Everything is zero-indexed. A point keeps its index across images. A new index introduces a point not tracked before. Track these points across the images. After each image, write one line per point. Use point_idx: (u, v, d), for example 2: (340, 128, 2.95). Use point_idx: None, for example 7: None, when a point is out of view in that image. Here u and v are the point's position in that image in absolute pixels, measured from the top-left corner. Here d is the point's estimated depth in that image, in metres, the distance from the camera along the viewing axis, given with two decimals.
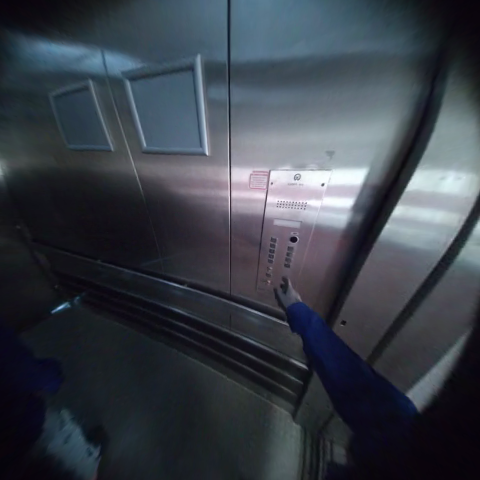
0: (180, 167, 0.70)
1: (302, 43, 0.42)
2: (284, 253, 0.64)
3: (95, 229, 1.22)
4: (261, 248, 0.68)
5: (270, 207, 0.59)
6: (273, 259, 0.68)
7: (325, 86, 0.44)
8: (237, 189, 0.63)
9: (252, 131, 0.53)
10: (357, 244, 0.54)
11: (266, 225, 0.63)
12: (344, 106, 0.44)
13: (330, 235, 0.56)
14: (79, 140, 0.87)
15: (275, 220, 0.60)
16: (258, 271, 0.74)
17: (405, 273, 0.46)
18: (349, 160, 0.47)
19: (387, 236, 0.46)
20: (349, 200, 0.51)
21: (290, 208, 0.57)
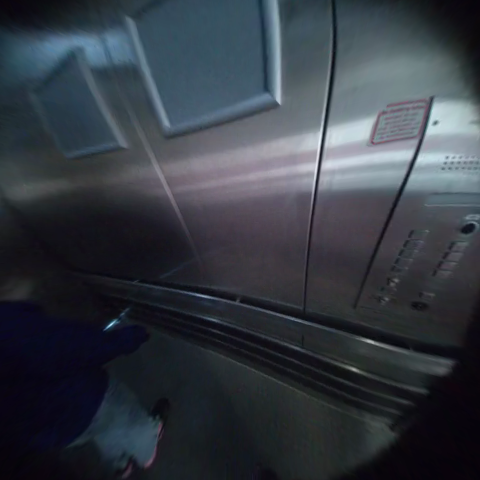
0: (232, 148, 0.45)
1: None
2: (436, 251, 0.38)
3: (120, 248, 1.04)
4: (381, 244, 0.43)
5: (422, 173, 0.34)
6: (405, 264, 0.43)
7: None
8: (345, 155, 0.37)
9: (396, 62, 0.27)
10: None
11: (405, 208, 0.37)
12: None
13: None
14: (76, 139, 0.64)
15: (428, 196, 0.34)
16: (369, 279, 0.49)
17: None
18: None
19: None
20: None
21: (476, 166, 0.30)
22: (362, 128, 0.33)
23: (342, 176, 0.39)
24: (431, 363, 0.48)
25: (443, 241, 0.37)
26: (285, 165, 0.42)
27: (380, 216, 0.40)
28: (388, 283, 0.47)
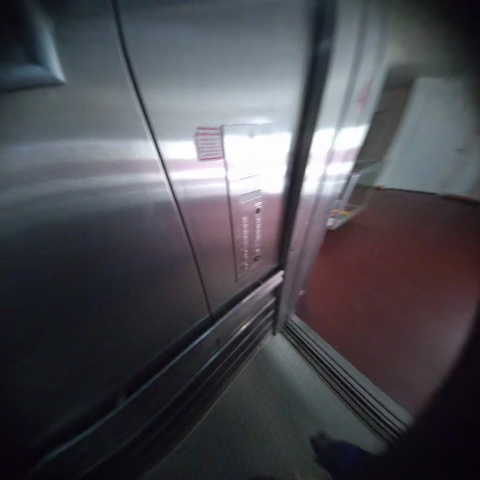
0: (35, 134, 0.26)
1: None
2: (252, 225, 0.76)
3: None
4: (234, 230, 0.68)
5: (236, 188, 0.62)
6: (246, 239, 0.77)
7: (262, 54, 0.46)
8: (189, 164, 0.46)
9: (185, 83, 0.38)
10: (290, 200, 0.90)
11: (230, 202, 0.62)
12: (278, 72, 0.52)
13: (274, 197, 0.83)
14: None
15: (241, 199, 0.65)
16: (236, 255, 0.76)
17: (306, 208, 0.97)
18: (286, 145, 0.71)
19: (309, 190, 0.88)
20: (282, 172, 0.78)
21: (251, 179, 0.65)
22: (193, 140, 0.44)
23: (191, 186, 0.49)
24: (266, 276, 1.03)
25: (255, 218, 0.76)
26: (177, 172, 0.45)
27: (222, 213, 0.62)
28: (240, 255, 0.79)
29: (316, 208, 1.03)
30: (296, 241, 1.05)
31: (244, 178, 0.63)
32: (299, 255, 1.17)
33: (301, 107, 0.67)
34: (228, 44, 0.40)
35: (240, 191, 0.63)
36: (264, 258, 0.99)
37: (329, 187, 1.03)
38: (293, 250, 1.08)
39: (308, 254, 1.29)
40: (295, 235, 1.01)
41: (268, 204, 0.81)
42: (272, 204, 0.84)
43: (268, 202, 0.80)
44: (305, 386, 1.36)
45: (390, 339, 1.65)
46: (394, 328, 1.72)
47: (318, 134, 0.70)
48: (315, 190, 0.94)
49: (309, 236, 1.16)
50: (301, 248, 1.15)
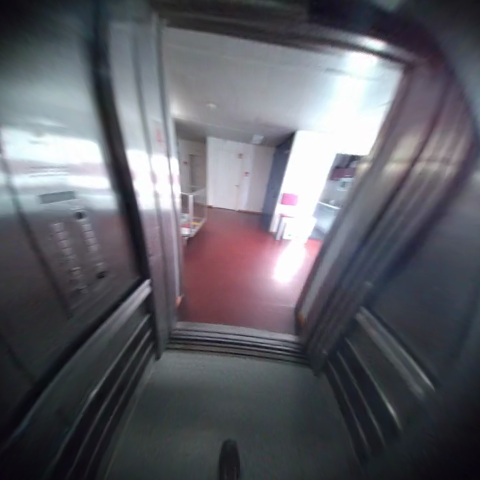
0: None
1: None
2: (83, 240, 0.67)
3: None
4: (54, 247, 0.56)
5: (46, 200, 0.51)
6: (77, 256, 0.64)
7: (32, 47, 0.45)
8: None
9: None
10: (128, 217, 0.93)
11: (41, 217, 0.50)
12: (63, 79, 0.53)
13: (107, 215, 0.79)
14: None
15: (54, 213, 0.54)
16: (65, 278, 0.60)
17: (153, 223, 1.08)
18: (99, 160, 0.72)
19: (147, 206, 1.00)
20: (108, 190, 0.78)
21: (65, 190, 0.58)
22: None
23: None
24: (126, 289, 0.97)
25: (85, 235, 0.67)
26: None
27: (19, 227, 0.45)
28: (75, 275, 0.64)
29: (161, 221, 1.18)
30: (153, 246, 1.10)
31: (47, 183, 0.52)
32: (160, 262, 1.24)
33: (103, 121, 0.73)
34: None
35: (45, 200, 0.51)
36: (116, 276, 0.88)
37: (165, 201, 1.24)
38: (153, 257, 1.12)
39: (170, 260, 1.42)
40: (148, 241, 1.06)
41: (99, 217, 0.75)
42: (107, 216, 0.80)
43: (99, 214, 0.75)
44: (210, 374, 1.43)
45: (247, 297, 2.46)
46: (247, 290, 2.60)
47: (130, 153, 0.84)
48: (153, 205, 1.08)
49: (165, 243, 1.28)
50: (162, 255, 1.24)
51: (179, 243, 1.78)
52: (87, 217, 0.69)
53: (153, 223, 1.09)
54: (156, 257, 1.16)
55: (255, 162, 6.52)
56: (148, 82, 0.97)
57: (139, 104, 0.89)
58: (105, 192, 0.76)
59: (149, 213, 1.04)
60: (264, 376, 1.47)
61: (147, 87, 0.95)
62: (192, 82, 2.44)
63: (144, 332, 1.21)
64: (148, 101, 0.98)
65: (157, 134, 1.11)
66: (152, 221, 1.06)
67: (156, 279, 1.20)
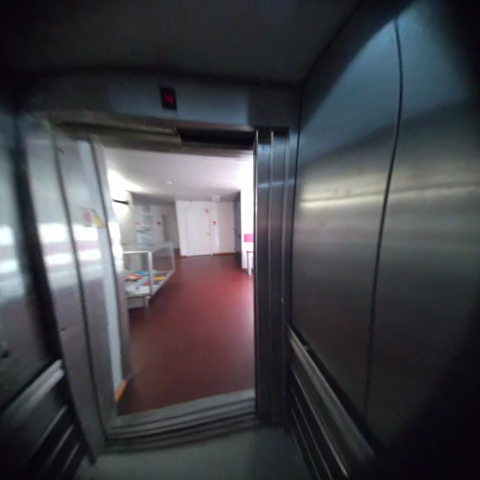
0: None
1: None
2: None
3: None
4: None
5: None
6: None
7: None
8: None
9: None
10: (40, 294, 0.94)
11: None
12: None
13: (10, 301, 0.81)
14: None
15: None
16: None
17: (70, 295, 1.07)
18: (6, 252, 0.80)
19: (62, 281, 1.02)
20: (15, 277, 0.83)
21: None
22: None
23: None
24: (30, 374, 0.86)
25: None
26: None
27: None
28: None
29: (85, 291, 1.18)
30: (69, 319, 1.05)
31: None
32: (82, 337, 1.14)
33: (19, 211, 0.86)
34: None
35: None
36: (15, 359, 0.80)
37: (94, 269, 1.28)
38: (69, 329, 1.04)
39: (99, 330, 1.30)
40: (63, 314, 1.02)
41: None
42: (7, 299, 0.80)
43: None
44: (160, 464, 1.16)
45: (207, 349, 2.24)
46: (209, 341, 2.39)
47: (45, 228, 0.94)
48: (73, 279, 1.10)
49: (91, 312, 1.23)
50: (84, 324, 1.16)
51: (122, 312, 1.69)
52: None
53: (71, 297, 1.08)
54: (74, 328, 1.08)
55: (221, 215, 7.24)
56: (76, 170, 1.18)
57: (57, 186, 1.04)
58: (11, 276, 0.81)
59: (65, 288, 1.04)
60: (229, 449, 1.22)
61: (72, 175, 1.14)
62: (146, 168, 3.01)
63: (60, 432, 0.97)
64: (73, 183, 1.15)
65: (85, 215, 1.24)
66: (68, 295, 1.06)
67: (74, 355, 1.07)
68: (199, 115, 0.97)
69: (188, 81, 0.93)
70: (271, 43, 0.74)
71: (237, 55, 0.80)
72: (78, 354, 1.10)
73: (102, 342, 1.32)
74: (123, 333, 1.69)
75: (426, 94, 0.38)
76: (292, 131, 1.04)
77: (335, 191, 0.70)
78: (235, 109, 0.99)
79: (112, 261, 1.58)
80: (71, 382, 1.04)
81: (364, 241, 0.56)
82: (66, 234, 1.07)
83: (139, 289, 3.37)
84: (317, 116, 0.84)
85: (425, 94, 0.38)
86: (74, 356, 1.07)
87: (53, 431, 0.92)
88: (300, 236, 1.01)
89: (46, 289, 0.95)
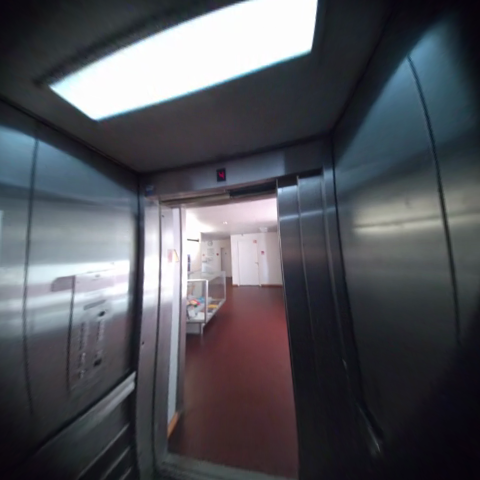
0: None
1: (95, 228, 1.09)
2: (97, 331, 1.06)
3: None
4: (74, 339, 0.93)
5: (81, 306, 0.98)
6: (90, 340, 1.02)
7: (109, 247, 1.17)
8: (34, 300, 0.79)
9: (61, 259, 0.90)
10: (134, 313, 1.32)
11: (73, 321, 0.94)
12: (118, 250, 1.24)
13: (118, 314, 1.21)
14: None
15: (82, 316, 0.98)
16: (70, 364, 0.90)
17: (150, 316, 1.41)
18: (122, 280, 1.26)
19: (148, 303, 1.39)
20: (123, 298, 1.26)
21: (96, 297, 1.06)
22: (48, 279, 0.85)
23: (37, 310, 0.80)
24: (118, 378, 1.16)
25: (98, 326, 1.07)
26: (47, 300, 0.83)
27: (58, 330, 0.87)
28: (87, 355, 1.00)
29: (160, 313, 1.51)
30: (147, 335, 1.35)
31: (88, 299, 1.02)
32: (152, 355, 1.38)
33: (134, 253, 1.37)
34: (82, 242, 1.01)
35: (84, 307, 0.99)
36: (107, 366, 1.10)
37: (168, 294, 1.63)
38: (145, 345, 1.32)
39: (166, 351, 1.53)
40: (144, 332, 1.33)
41: (113, 318, 1.16)
42: (117, 313, 1.19)
43: (114, 313, 1.17)
44: None
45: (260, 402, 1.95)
46: (262, 391, 2.10)
47: (147, 260, 1.41)
48: (155, 300, 1.47)
49: (163, 332, 1.51)
50: (156, 342, 1.43)
51: (182, 336, 1.89)
52: (105, 314, 1.11)
53: (151, 319, 1.41)
54: (148, 347, 1.35)
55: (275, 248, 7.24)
56: (168, 223, 1.71)
57: (157, 231, 1.54)
58: (122, 295, 1.25)
59: (149, 307, 1.40)
60: None
61: (167, 226, 1.68)
62: (212, 214, 3.77)
63: (119, 449, 1.11)
64: (166, 230, 1.65)
65: (168, 254, 1.68)
66: (149, 315, 1.40)
67: (143, 373, 1.29)
68: (245, 176, 1.25)
69: (239, 162, 1.27)
70: (294, 115, 0.91)
71: (268, 136, 1.06)
72: (147, 373, 1.32)
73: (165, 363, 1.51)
74: (180, 358, 1.83)
75: (466, 121, 0.36)
76: (325, 168, 1.10)
77: (382, 219, 0.64)
78: (275, 169, 1.20)
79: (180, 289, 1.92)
80: (136, 401, 1.22)
81: (423, 276, 0.48)
82: (155, 267, 1.50)
83: (198, 317, 3.63)
84: (350, 152, 0.86)
85: (461, 120, 0.37)
86: (144, 373, 1.30)
87: (118, 440, 1.11)
88: (352, 267, 0.90)
89: (137, 309, 1.34)
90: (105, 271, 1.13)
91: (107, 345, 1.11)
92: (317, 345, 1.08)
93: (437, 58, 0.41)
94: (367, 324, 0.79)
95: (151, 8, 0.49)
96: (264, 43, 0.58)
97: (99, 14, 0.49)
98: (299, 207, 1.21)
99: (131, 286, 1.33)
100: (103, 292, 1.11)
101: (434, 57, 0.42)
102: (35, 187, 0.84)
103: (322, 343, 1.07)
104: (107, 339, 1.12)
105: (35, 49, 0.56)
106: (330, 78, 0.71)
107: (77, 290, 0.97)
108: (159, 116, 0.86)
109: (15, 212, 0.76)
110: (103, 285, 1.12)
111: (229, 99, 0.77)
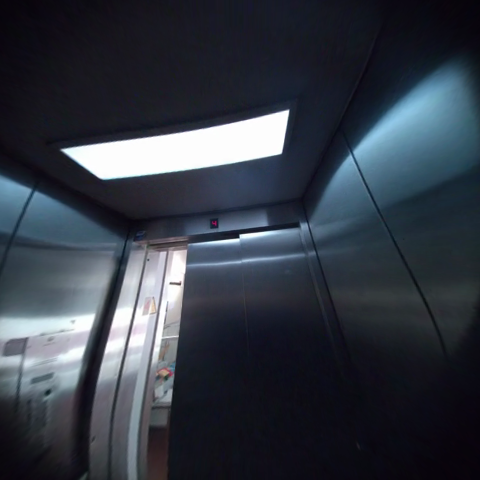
0: None
1: (70, 282, 1.01)
2: (42, 410, 0.81)
3: None
4: (18, 419, 0.73)
5: (29, 373, 0.79)
6: (34, 424, 0.78)
7: (78, 301, 1.04)
8: None
9: (22, 315, 0.79)
10: (92, 384, 1.04)
11: (18, 395, 0.74)
12: (87, 304, 1.09)
13: (66, 391, 0.92)
14: None
15: (28, 386, 0.78)
16: (14, 464, 0.69)
17: (106, 391, 1.09)
18: (81, 341, 1.03)
19: (106, 374, 1.10)
20: (75, 367, 0.98)
21: (44, 364, 0.85)
22: (2, 340, 0.72)
23: None
24: None
25: (43, 404, 0.82)
26: None
27: (3, 407, 0.69)
28: (29, 449, 0.74)
29: (120, 390, 1.17)
30: (99, 426, 1.03)
31: (39, 370, 0.83)
32: (104, 456, 1.03)
33: (107, 301, 1.22)
34: (49, 296, 0.91)
35: (29, 381, 0.78)
36: (53, 464, 0.82)
37: (135, 358, 1.32)
38: (97, 438, 1.00)
39: (120, 448, 1.13)
40: (101, 408, 1.05)
41: (60, 398, 0.89)
42: (67, 392, 0.93)
43: (62, 392, 0.91)
44: None
45: None
46: None
47: (119, 311, 1.23)
48: (116, 370, 1.18)
49: (118, 418, 1.14)
50: (109, 435, 1.07)
51: (145, 423, 1.37)
52: (52, 393, 0.87)
53: (106, 399, 1.08)
54: (103, 436, 1.04)
55: None
56: (153, 266, 1.60)
57: (137, 277, 1.43)
58: (75, 363, 0.99)
59: (105, 382, 1.09)
60: None
61: (150, 271, 1.57)
62: None
63: None
64: (148, 273, 1.54)
65: (145, 304, 1.48)
66: (106, 390, 1.09)
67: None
68: (236, 224, 1.39)
69: (230, 215, 1.43)
70: (277, 183, 1.15)
71: (252, 197, 1.28)
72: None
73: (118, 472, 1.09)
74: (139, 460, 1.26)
75: (402, 193, 0.53)
76: (301, 220, 1.30)
77: (363, 262, 0.72)
78: (262, 219, 1.37)
79: (152, 349, 1.56)
80: None
81: (406, 317, 0.54)
82: (125, 325, 1.27)
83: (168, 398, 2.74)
84: (320, 208, 1.06)
85: (398, 194, 0.54)
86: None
87: None
88: (343, 311, 0.92)
89: (92, 382, 1.04)
90: (60, 334, 0.93)
91: (54, 429, 0.85)
92: (323, 418, 0.89)
93: (370, 151, 0.64)
94: (369, 387, 0.73)
95: (176, 111, 0.69)
96: (252, 139, 0.81)
97: (130, 111, 0.68)
98: (241, 253, 1.38)
99: (90, 347, 1.07)
100: (64, 352, 0.94)
101: (367, 149, 0.66)
102: (17, 233, 0.82)
103: (330, 416, 0.89)
104: (54, 424, 0.85)
105: (74, 124, 0.71)
106: (300, 161, 0.98)
107: (28, 356, 0.79)
108: (164, 177, 1.01)
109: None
110: (58, 349, 0.92)
111: (223, 173, 1.00)
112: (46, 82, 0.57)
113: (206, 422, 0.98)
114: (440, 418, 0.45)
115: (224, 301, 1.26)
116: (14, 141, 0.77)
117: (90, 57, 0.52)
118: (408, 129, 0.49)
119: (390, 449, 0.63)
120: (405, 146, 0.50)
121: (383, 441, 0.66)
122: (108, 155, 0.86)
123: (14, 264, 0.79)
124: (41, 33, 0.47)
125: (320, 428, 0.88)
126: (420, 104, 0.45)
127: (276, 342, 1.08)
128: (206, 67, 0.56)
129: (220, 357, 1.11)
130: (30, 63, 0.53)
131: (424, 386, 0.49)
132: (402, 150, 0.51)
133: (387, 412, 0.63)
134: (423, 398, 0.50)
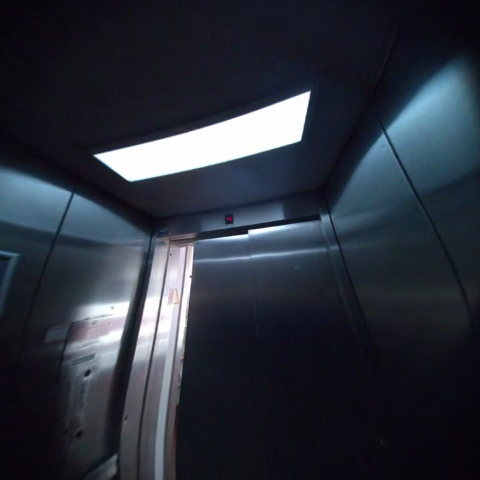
0: None
1: (106, 273, 1.13)
2: (80, 389, 0.93)
3: None
4: (61, 394, 0.85)
5: (72, 354, 0.91)
6: (74, 399, 0.90)
7: (115, 290, 1.16)
8: (34, 341, 0.78)
9: (66, 303, 0.92)
10: (125, 366, 1.16)
11: (64, 372, 0.87)
12: (122, 293, 1.21)
13: (105, 370, 1.05)
14: None
15: (72, 364, 0.91)
16: (57, 432, 0.81)
17: (138, 372, 1.20)
18: (119, 325, 1.16)
19: (140, 355, 1.23)
20: (114, 348, 1.12)
21: (87, 345, 0.98)
22: (51, 324, 0.85)
23: (36, 351, 0.79)
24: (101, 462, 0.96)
25: (83, 382, 0.95)
26: (40, 343, 0.80)
27: (50, 382, 0.82)
28: (70, 420, 0.87)
29: (151, 373, 1.29)
30: (132, 407, 1.14)
31: (81, 352, 0.95)
32: (136, 431, 1.15)
33: (138, 291, 1.33)
34: (90, 285, 1.03)
35: (71, 362, 0.91)
36: (91, 434, 0.94)
37: (163, 343, 1.44)
38: (128, 421, 1.11)
39: (151, 425, 1.25)
40: (133, 393, 1.16)
41: (98, 378, 1.02)
42: (104, 372, 1.05)
43: (100, 372, 1.03)
44: None
45: None
46: None
47: (148, 300, 1.34)
48: (148, 353, 1.30)
49: (150, 398, 1.26)
50: (141, 414, 1.19)
51: (173, 403, 1.51)
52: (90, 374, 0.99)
53: (139, 379, 1.21)
54: (133, 421, 1.14)
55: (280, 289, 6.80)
56: (175, 261, 1.69)
57: (162, 270, 1.53)
58: (115, 344, 1.12)
59: (139, 363, 1.22)
60: None
61: (173, 265, 1.66)
62: None
63: None
64: (171, 267, 1.64)
65: (169, 295, 1.58)
66: (139, 371, 1.21)
67: (126, 458, 1.06)
68: (252, 219, 1.38)
69: (246, 210, 1.42)
70: (295, 174, 1.10)
71: (270, 190, 1.26)
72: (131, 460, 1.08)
73: (150, 445, 1.21)
74: (169, 434, 1.39)
75: (439, 176, 0.46)
76: (322, 213, 1.23)
77: (393, 257, 0.66)
78: (280, 212, 1.34)
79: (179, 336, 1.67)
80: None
81: (439, 315, 0.49)
82: (154, 313, 1.39)
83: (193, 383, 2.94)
84: (344, 199, 0.99)
85: (434, 179, 0.48)
86: (129, 458, 1.08)
87: None
88: (368, 307, 0.87)
89: (127, 362, 1.17)
90: (102, 318, 1.07)
91: (92, 405, 0.97)
92: (344, 418, 0.87)
93: (402, 132, 0.57)
94: (396, 388, 0.69)
95: (192, 107, 0.70)
96: (269, 128, 0.79)
97: (150, 113, 0.71)
98: (250, 249, 1.39)
99: (126, 331, 1.20)
100: (100, 338, 1.05)
101: (402, 127, 0.57)
102: (60, 231, 0.93)
103: (354, 416, 0.86)
104: (92, 400, 0.98)
105: (101, 130, 0.77)
106: (320, 150, 0.92)
107: (70, 339, 0.91)
108: (182, 175, 1.04)
109: (36, 252, 0.83)
110: (100, 331, 1.05)
111: (239, 167, 1.00)
112: (79, 95, 0.64)
113: (226, 408, 1.04)
114: (471, 421, 0.42)
115: (242, 294, 1.29)
116: (55, 150, 0.87)
117: (111, 65, 0.56)
118: (455, 101, 0.40)
119: (414, 449, 0.60)
120: (452, 122, 0.42)
121: (409, 443, 0.62)
122: (131, 157, 0.92)
123: (58, 259, 0.91)
124: (68, 47, 0.51)
125: (342, 428, 0.86)
126: (468, 66, 0.37)
127: (296, 336, 1.08)
128: (218, 57, 0.55)
129: (239, 348, 1.16)
130: (63, 76, 0.59)
131: (459, 391, 0.44)
132: (439, 127, 0.45)
133: (416, 416, 0.59)
134: (457, 403, 0.45)
